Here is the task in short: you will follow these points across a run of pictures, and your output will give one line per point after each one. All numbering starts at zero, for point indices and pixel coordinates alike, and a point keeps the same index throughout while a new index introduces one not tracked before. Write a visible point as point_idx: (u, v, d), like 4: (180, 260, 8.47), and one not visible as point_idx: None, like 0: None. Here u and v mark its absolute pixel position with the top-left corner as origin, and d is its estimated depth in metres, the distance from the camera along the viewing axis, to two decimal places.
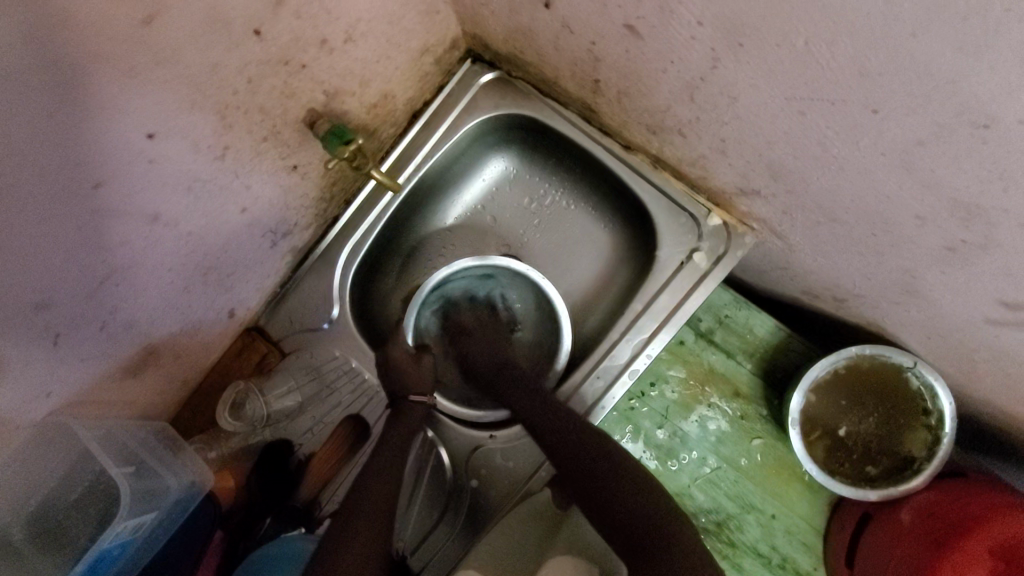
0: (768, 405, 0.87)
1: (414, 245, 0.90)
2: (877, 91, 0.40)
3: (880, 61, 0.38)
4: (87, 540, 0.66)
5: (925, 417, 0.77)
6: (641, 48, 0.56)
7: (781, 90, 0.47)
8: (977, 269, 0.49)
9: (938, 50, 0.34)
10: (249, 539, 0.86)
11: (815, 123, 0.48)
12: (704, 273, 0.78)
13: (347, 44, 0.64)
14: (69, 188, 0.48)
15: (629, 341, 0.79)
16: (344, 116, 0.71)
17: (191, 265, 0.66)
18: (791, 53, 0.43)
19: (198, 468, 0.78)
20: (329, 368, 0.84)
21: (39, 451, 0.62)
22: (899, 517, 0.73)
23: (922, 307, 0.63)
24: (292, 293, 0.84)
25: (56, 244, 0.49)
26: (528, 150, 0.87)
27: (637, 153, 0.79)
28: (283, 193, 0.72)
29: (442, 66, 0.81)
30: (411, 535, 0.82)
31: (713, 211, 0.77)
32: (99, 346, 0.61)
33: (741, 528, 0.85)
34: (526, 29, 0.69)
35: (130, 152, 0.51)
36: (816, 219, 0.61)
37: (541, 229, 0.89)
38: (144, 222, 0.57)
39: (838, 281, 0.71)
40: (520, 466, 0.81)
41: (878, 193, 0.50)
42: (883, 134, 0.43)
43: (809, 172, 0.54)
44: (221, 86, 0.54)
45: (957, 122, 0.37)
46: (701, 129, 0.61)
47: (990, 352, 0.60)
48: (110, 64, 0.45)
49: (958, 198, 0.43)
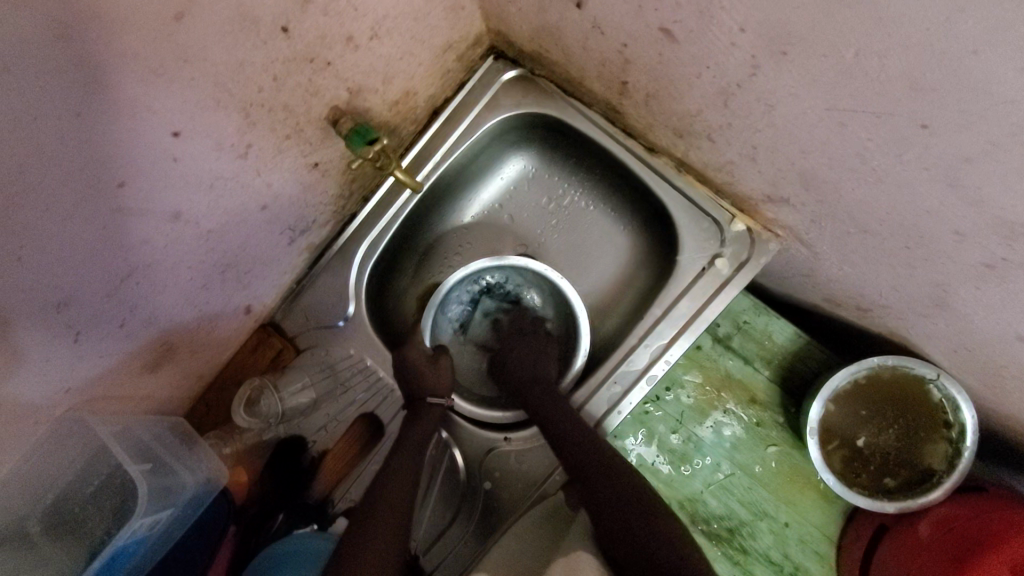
0: (785, 413, 0.86)
1: (431, 243, 0.89)
2: (928, 105, 0.39)
3: (934, 75, 0.37)
4: (103, 535, 0.65)
5: (946, 431, 0.76)
6: (675, 52, 0.54)
7: (823, 99, 0.46)
8: (1017, 287, 0.48)
9: (1001, 66, 0.33)
10: (260, 535, 0.85)
11: (856, 133, 0.46)
12: (726, 279, 0.77)
13: (371, 42, 0.63)
14: (92, 186, 0.47)
15: (647, 346, 0.78)
16: (366, 114, 0.70)
17: (209, 262, 0.66)
18: (837, 63, 0.42)
19: (214, 465, 0.77)
20: (344, 366, 0.84)
21: (58, 447, 0.62)
22: (917, 531, 0.73)
23: (952, 321, 0.61)
24: (308, 289, 0.84)
25: (79, 242, 0.49)
26: (548, 150, 0.86)
27: (660, 156, 0.78)
28: (303, 191, 0.71)
29: (464, 63, 0.80)
30: (423, 534, 0.82)
31: (737, 217, 0.76)
32: (118, 343, 0.61)
33: (753, 536, 0.84)
34: (554, 28, 0.67)
35: (153, 151, 0.50)
36: (847, 230, 0.60)
37: (559, 229, 0.88)
38: (166, 220, 0.56)
39: (863, 291, 0.69)
40: (535, 468, 0.80)
41: (917, 208, 0.48)
42: (930, 149, 0.42)
43: (845, 182, 0.53)
44: (246, 85, 0.54)
45: (1013, 141, 0.36)
46: (732, 135, 0.60)
47: (1020, 369, 0.59)
48: (137, 61, 0.44)
49: (1005, 216, 0.42)
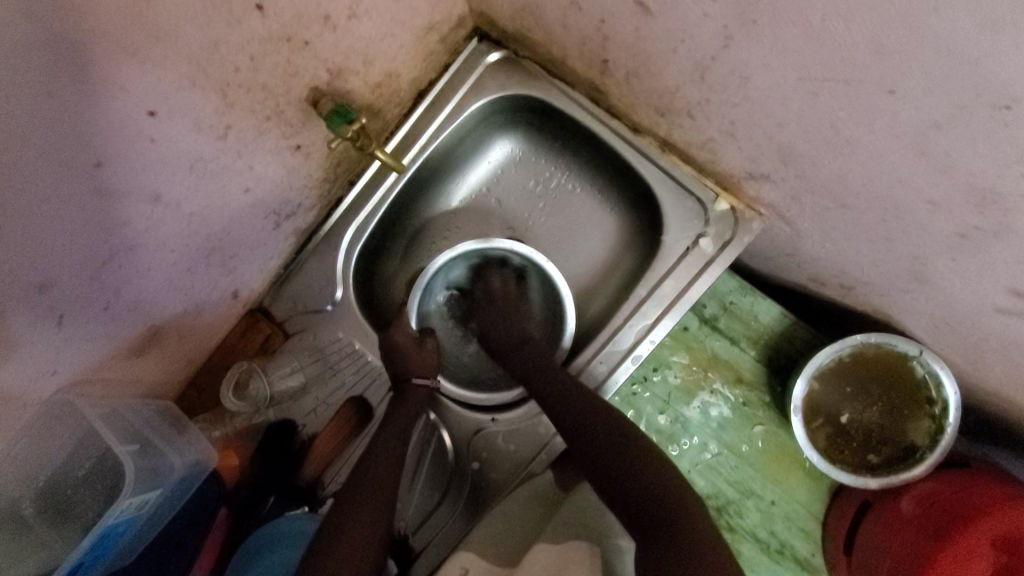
0: (771, 392, 0.86)
1: (418, 227, 0.89)
2: (895, 73, 0.39)
3: (899, 41, 0.37)
4: (95, 515, 0.66)
5: (929, 406, 0.76)
6: (651, 26, 0.54)
7: (795, 70, 0.46)
8: (989, 256, 0.48)
9: (963, 28, 0.33)
10: (253, 516, 0.88)
11: (828, 104, 0.46)
12: (710, 258, 0.77)
13: (350, 21, 0.63)
14: (71, 166, 0.47)
15: (633, 327, 0.78)
16: (348, 95, 0.70)
17: (193, 245, 0.66)
18: (807, 33, 0.42)
19: (203, 447, 0.79)
20: (332, 349, 0.84)
21: (48, 428, 0.62)
22: (898, 506, 0.73)
23: (931, 295, 0.62)
24: (296, 274, 0.84)
25: (58, 224, 0.49)
26: (533, 132, 0.86)
27: (644, 136, 0.78)
28: (286, 173, 0.72)
29: (447, 44, 0.80)
30: (411, 515, 0.83)
31: (720, 196, 0.76)
32: (104, 325, 0.61)
33: (740, 514, 0.85)
34: (533, 6, 0.67)
35: (132, 130, 0.51)
36: (826, 205, 0.60)
37: (546, 212, 0.89)
38: (147, 202, 0.57)
39: (845, 268, 0.70)
40: (522, 449, 0.81)
41: (892, 179, 0.49)
42: (899, 118, 0.42)
43: (821, 157, 0.53)
44: (223, 64, 0.54)
45: (977, 104, 0.36)
46: (711, 111, 0.60)
47: (999, 342, 0.59)
48: (110, 38, 0.44)
49: (974, 184, 0.42)
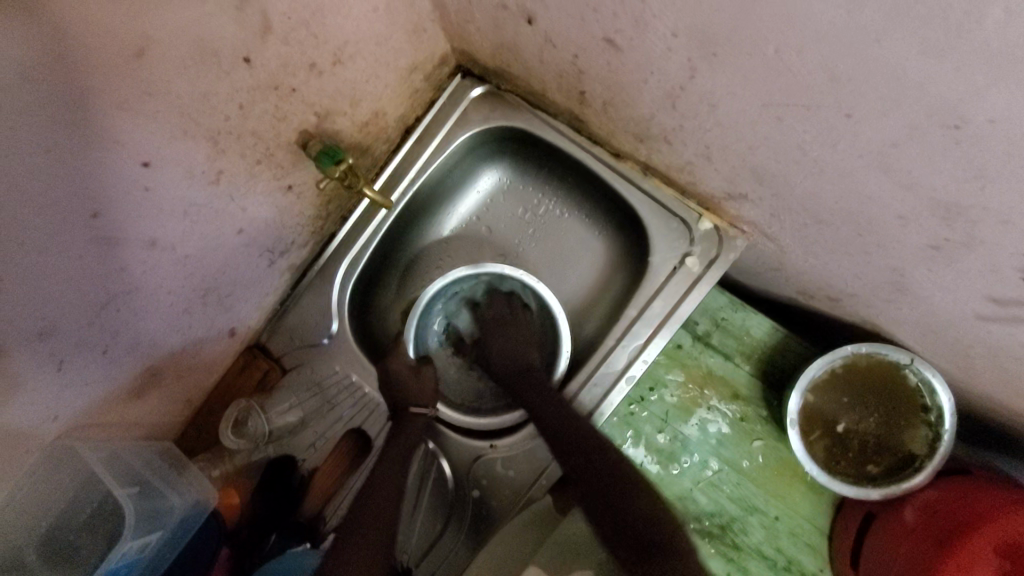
0: (768, 406, 0.87)
1: (411, 259, 0.91)
2: (850, 97, 0.41)
3: (850, 66, 0.39)
4: (96, 559, 0.66)
5: (925, 414, 0.76)
6: (621, 60, 0.57)
7: (758, 97, 0.48)
8: (964, 266, 0.49)
9: (904, 52, 0.35)
10: (254, 556, 0.85)
11: (792, 127, 0.48)
12: (697, 277, 0.78)
13: (336, 67, 0.66)
14: (68, 217, 0.49)
15: (625, 348, 0.79)
16: (336, 135, 0.73)
17: (190, 286, 0.68)
18: (763, 61, 0.44)
19: (204, 487, 0.78)
20: (330, 383, 0.85)
21: (46, 474, 0.62)
22: (902, 518, 0.73)
23: (914, 304, 0.63)
24: (292, 309, 0.85)
25: (56, 273, 0.51)
26: (520, 161, 0.88)
27: (626, 161, 0.80)
28: (278, 213, 0.74)
29: (431, 81, 0.82)
30: (413, 548, 0.82)
31: (704, 215, 0.78)
32: (102, 369, 0.62)
33: (746, 531, 0.84)
34: (511, 45, 0.70)
35: (127, 181, 0.53)
36: (803, 221, 0.62)
37: (536, 238, 0.90)
38: (143, 248, 0.58)
39: (830, 281, 0.71)
40: (520, 475, 0.81)
41: (860, 195, 0.50)
42: (858, 137, 0.44)
43: (793, 175, 0.55)
44: (213, 114, 0.56)
45: (929, 124, 0.38)
46: (685, 136, 0.62)
47: (986, 348, 0.60)
48: (103, 95, 0.46)
49: (937, 198, 0.44)
